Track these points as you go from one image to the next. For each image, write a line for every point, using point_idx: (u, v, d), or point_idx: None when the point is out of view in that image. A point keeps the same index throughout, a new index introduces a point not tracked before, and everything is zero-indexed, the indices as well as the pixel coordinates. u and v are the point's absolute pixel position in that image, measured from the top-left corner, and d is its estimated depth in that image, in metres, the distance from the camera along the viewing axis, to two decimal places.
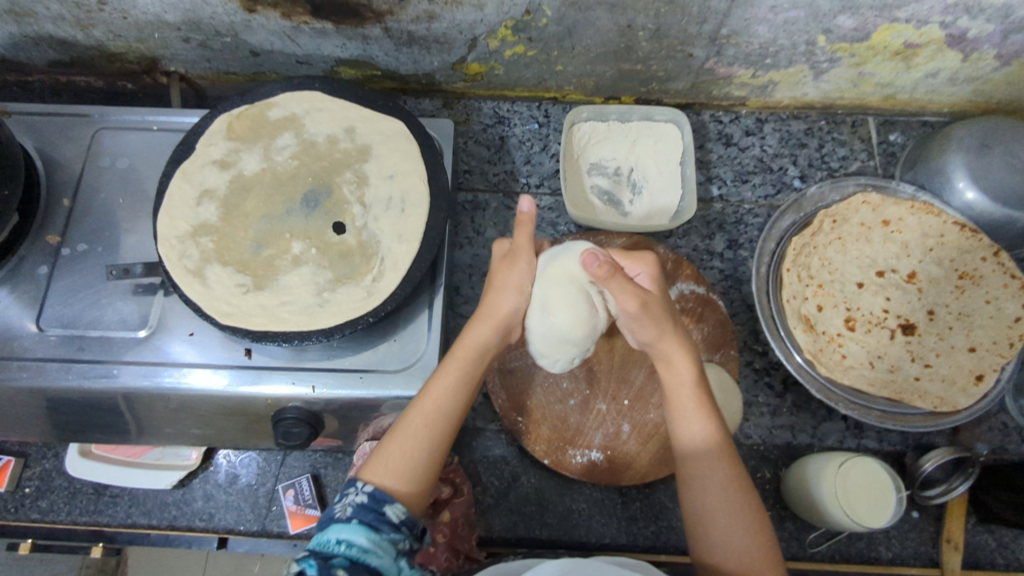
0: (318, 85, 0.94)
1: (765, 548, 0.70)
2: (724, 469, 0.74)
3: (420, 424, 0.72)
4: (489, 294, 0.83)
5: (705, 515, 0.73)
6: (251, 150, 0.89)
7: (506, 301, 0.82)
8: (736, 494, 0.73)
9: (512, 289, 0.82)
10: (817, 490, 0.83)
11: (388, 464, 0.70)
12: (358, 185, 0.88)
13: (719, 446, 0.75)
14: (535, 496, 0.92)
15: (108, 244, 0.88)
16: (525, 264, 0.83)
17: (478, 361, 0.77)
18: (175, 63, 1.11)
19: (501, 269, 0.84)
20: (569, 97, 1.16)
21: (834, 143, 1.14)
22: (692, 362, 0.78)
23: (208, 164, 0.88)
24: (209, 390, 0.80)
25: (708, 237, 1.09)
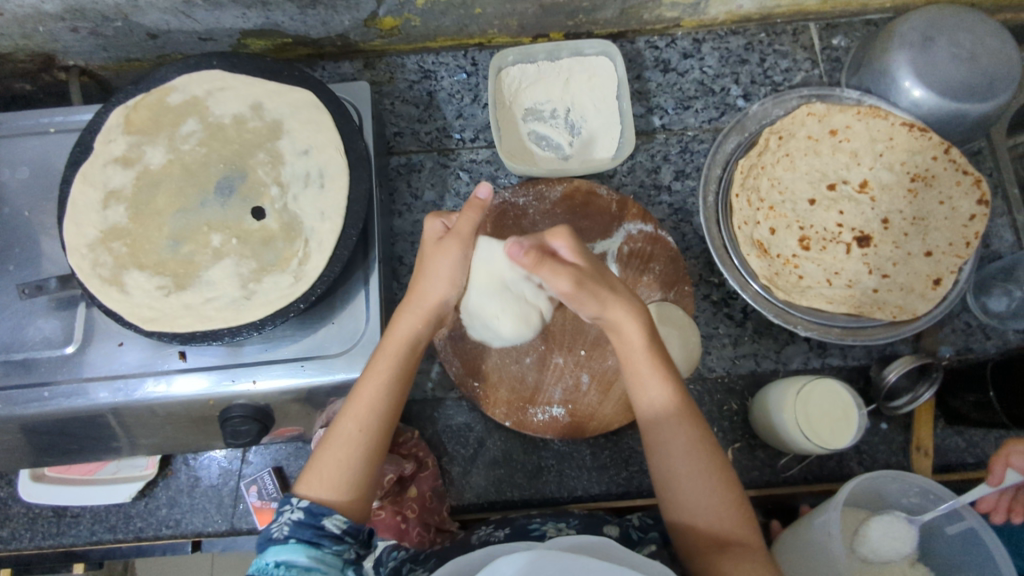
0: (216, 62, 0.87)
1: (734, 505, 0.69)
2: (686, 431, 0.72)
3: (359, 428, 0.71)
4: (418, 279, 0.80)
5: (670, 479, 0.71)
6: (153, 142, 0.83)
7: (436, 290, 0.79)
8: (702, 457, 0.71)
9: (445, 278, 0.79)
10: (779, 417, 0.82)
11: (335, 470, 0.70)
12: (272, 165, 0.83)
13: (678, 406, 0.73)
14: (501, 458, 0.91)
15: (19, 261, 0.84)
16: (458, 252, 0.79)
17: (411, 353, 0.76)
18: (71, 57, 1.04)
19: (432, 252, 0.80)
20: (494, 40, 1.09)
21: (776, 56, 1.09)
22: (643, 325, 0.74)
23: (109, 162, 0.82)
24: (199, 392, 0.78)
25: (654, 170, 1.04)
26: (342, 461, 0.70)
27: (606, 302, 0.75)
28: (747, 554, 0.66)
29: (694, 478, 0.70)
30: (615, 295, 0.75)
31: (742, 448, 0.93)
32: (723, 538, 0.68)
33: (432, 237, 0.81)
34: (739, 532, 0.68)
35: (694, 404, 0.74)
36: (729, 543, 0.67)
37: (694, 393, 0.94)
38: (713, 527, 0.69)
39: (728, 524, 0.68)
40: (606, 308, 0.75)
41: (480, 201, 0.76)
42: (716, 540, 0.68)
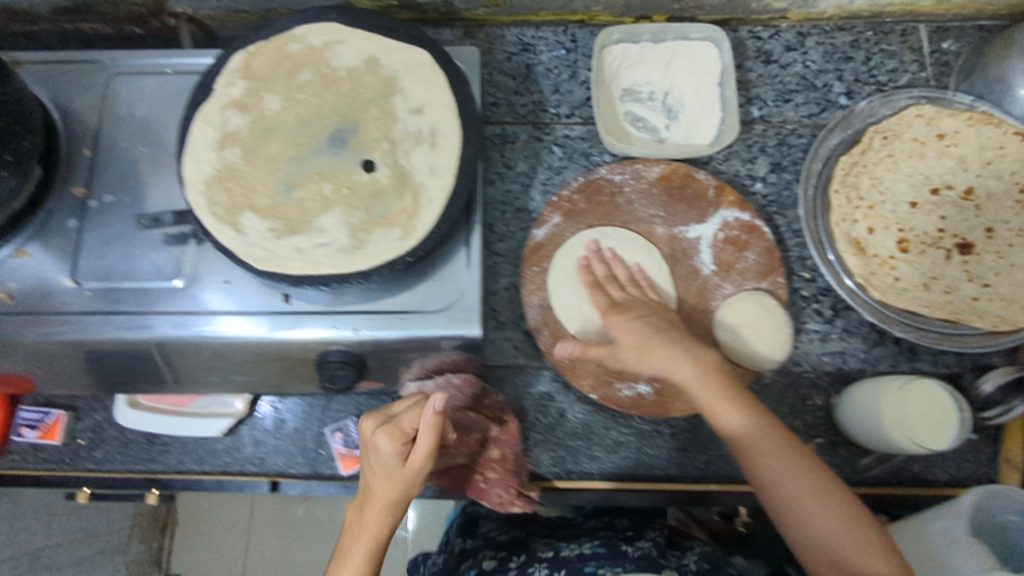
0: (334, 16, 0.88)
1: (854, 529, 0.71)
2: (785, 460, 0.73)
3: None
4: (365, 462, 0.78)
5: (784, 512, 0.73)
6: (270, 90, 0.85)
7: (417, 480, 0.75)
8: (791, 479, 0.73)
9: (386, 475, 0.75)
10: (884, 416, 0.80)
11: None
12: (384, 121, 0.84)
13: (769, 444, 0.74)
14: (581, 431, 0.92)
15: (135, 194, 0.86)
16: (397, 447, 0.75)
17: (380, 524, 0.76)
18: (182, 4, 1.06)
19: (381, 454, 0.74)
20: (596, 19, 1.08)
21: (882, 55, 1.07)
22: (708, 377, 0.77)
23: (229, 104, 0.84)
24: (244, 336, 0.80)
25: (749, 160, 1.03)
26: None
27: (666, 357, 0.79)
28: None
29: (809, 510, 0.72)
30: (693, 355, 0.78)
31: (825, 445, 0.92)
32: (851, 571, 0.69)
33: (391, 456, 0.74)
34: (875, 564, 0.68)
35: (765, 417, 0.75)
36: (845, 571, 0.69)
37: (779, 384, 0.93)
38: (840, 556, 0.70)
39: (858, 557, 0.69)
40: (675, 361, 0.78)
41: (434, 417, 0.73)
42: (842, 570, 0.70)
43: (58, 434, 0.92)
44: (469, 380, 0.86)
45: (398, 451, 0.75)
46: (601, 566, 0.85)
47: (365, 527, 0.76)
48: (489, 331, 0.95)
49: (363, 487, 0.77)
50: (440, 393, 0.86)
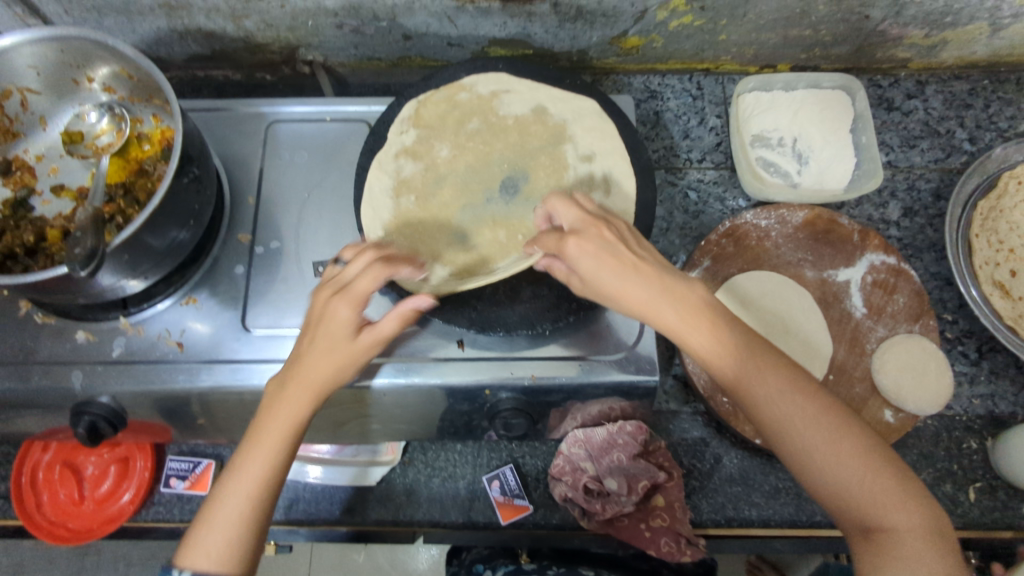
0: (500, 66, 0.90)
1: (870, 478, 0.63)
2: (792, 398, 0.65)
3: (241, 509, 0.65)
4: (302, 353, 0.69)
5: (793, 451, 0.65)
6: (442, 138, 0.86)
7: (316, 371, 0.67)
8: (789, 409, 0.65)
9: (328, 349, 0.68)
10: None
11: (217, 549, 0.63)
12: (554, 169, 0.85)
13: (767, 383, 0.66)
14: (739, 476, 0.90)
15: (300, 241, 0.85)
16: (343, 316, 0.68)
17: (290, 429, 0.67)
18: (318, 51, 1.08)
19: (336, 320, 0.68)
20: (722, 67, 1.12)
21: (1000, 103, 1.10)
22: (693, 316, 0.67)
23: (405, 153, 0.85)
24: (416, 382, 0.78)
25: (881, 205, 1.05)
26: (243, 509, 0.65)
27: (659, 296, 0.67)
28: (904, 530, 0.61)
29: (820, 449, 0.64)
30: (682, 296, 0.67)
31: (984, 489, 0.91)
32: (873, 521, 0.62)
33: (342, 327, 0.68)
34: (893, 511, 0.61)
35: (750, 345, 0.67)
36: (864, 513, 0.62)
37: (931, 427, 0.93)
38: (860, 504, 0.62)
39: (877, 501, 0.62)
40: (657, 301, 0.67)
41: (411, 313, 0.68)
42: (851, 511, 0.63)
43: (206, 485, 0.91)
44: (641, 426, 0.85)
45: (353, 323, 0.68)
46: None
47: (279, 427, 0.67)
48: None
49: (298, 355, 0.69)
50: (611, 440, 0.85)
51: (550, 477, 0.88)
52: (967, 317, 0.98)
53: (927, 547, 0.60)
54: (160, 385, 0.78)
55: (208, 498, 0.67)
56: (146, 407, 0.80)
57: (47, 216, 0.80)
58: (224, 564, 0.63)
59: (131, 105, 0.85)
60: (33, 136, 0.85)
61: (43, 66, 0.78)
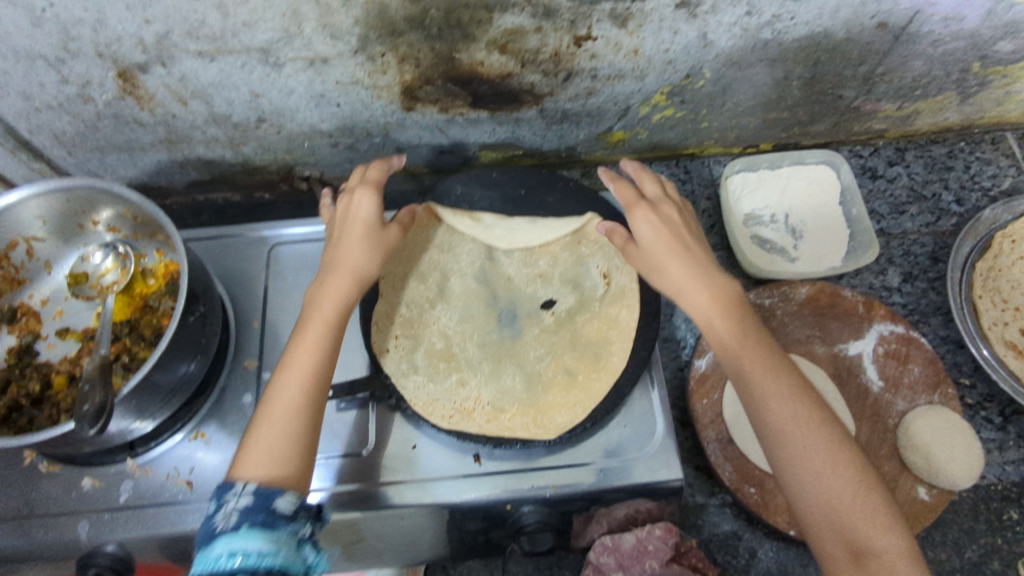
0: (494, 174, 0.92)
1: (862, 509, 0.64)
2: (799, 408, 0.68)
3: (296, 399, 0.68)
4: (335, 250, 0.77)
5: (787, 455, 0.67)
6: (432, 290, 0.85)
7: (348, 257, 0.76)
8: (794, 414, 0.68)
9: (356, 240, 0.77)
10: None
11: (274, 449, 0.65)
12: (540, 326, 0.83)
13: (776, 384, 0.69)
14: (777, 570, 0.86)
15: None
16: (366, 202, 0.79)
17: (336, 318, 0.73)
18: (314, 168, 1.11)
19: (359, 212, 0.79)
20: (707, 151, 1.15)
21: (980, 163, 1.13)
22: (725, 307, 0.74)
23: (391, 312, 0.83)
24: (437, 502, 0.77)
25: (881, 272, 1.05)
26: (290, 404, 0.67)
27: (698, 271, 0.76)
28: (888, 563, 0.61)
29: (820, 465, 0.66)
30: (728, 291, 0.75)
31: None
32: (857, 539, 0.62)
33: (364, 217, 0.79)
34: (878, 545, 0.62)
35: (769, 347, 0.72)
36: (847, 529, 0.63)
37: (969, 499, 0.90)
38: (840, 514, 0.64)
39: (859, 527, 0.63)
40: (693, 286, 0.75)
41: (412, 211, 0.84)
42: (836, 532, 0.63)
43: None
44: (671, 529, 0.79)
45: (370, 217, 0.79)
46: None
47: (324, 305, 0.74)
48: None
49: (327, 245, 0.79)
50: (641, 547, 0.78)
51: None
52: (984, 380, 0.96)
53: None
54: (173, 529, 0.75)
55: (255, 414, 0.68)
56: (156, 551, 0.77)
57: (53, 360, 0.80)
58: (278, 470, 0.64)
59: (135, 242, 0.86)
60: (39, 281, 0.85)
61: (49, 215, 0.80)
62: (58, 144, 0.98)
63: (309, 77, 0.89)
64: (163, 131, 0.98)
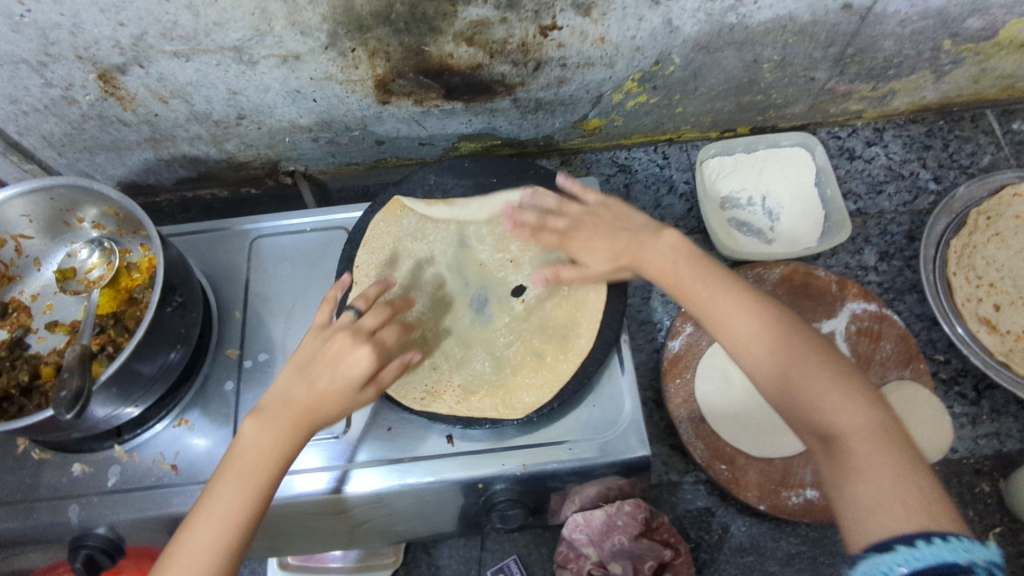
0: (466, 163, 0.94)
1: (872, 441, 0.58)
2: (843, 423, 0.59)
3: (204, 543, 0.60)
4: (303, 381, 0.68)
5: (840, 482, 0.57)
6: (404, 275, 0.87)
7: (320, 401, 0.66)
8: (847, 435, 0.58)
9: (332, 390, 0.67)
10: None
11: None
12: (511, 314, 0.85)
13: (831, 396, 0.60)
14: (749, 544, 0.88)
15: (288, 349, 0.87)
16: (356, 352, 0.69)
17: (274, 474, 0.64)
18: (297, 163, 1.13)
19: (345, 361, 0.69)
20: (684, 136, 1.16)
21: (958, 141, 1.13)
22: (765, 328, 0.66)
23: None
24: (413, 482, 0.78)
25: (857, 252, 1.06)
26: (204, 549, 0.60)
27: (637, 254, 0.77)
28: (869, 473, 0.56)
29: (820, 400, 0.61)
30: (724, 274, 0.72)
31: (1003, 533, 0.88)
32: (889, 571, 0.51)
33: (349, 372, 0.68)
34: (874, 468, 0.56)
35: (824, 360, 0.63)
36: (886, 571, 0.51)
37: (940, 474, 0.91)
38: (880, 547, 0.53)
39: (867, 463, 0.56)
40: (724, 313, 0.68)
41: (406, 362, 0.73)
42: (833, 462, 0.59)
43: None
44: (639, 505, 0.84)
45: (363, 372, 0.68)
46: None
47: (265, 445, 0.64)
48: None
49: (300, 366, 0.70)
50: (611, 522, 0.83)
51: (557, 564, 0.88)
52: (959, 356, 0.97)
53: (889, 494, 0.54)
54: (159, 510, 0.78)
55: (191, 509, 0.63)
56: (145, 532, 0.81)
57: (42, 352, 0.84)
58: None
59: (120, 238, 0.90)
60: (29, 276, 0.89)
61: (35, 214, 0.84)
62: (48, 145, 1.01)
63: (283, 74, 0.91)
64: (147, 130, 1.00)
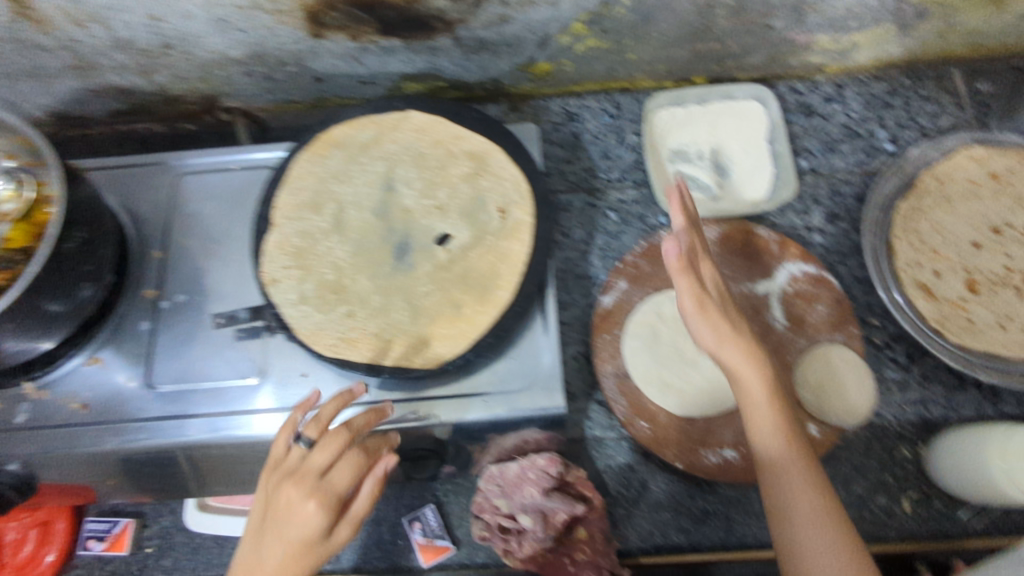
0: (398, 103, 0.90)
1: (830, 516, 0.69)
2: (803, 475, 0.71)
3: None
4: (262, 545, 0.62)
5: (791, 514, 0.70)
6: (326, 220, 0.84)
7: (278, 562, 0.60)
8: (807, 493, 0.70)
9: (293, 554, 0.61)
10: (988, 455, 0.79)
11: None
12: (433, 262, 0.83)
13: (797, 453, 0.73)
14: (666, 502, 0.89)
15: (207, 291, 0.86)
16: (308, 505, 0.62)
17: None
18: (236, 99, 1.09)
19: (297, 515, 0.62)
20: (639, 85, 1.11)
21: (921, 100, 1.09)
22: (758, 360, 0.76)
23: (284, 242, 0.83)
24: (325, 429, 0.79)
25: (804, 212, 1.03)
26: None
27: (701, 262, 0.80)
28: (816, 499, 0.70)
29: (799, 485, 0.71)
30: (729, 321, 0.77)
31: (918, 498, 0.89)
32: None
33: (302, 533, 0.61)
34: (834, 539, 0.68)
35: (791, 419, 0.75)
36: None
37: (863, 438, 0.91)
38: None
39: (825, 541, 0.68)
40: (719, 340, 0.76)
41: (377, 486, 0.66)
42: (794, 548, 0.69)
43: (126, 544, 0.90)
44: (553, 459, 0.84)
45: (320, 525, 0.62)
46: None
47: None
48: None
49: (256, 530, 0.64)
50: (523, 475, 0.84)
51: (472, 514, 0.87)
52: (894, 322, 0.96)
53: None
54: (71, 450, 0.78)
55: None
56: (57, 469, 0.81)
57: None
58: None
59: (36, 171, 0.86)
60: None
61: None
62: None
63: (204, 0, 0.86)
64: (70, 58, 0.96)
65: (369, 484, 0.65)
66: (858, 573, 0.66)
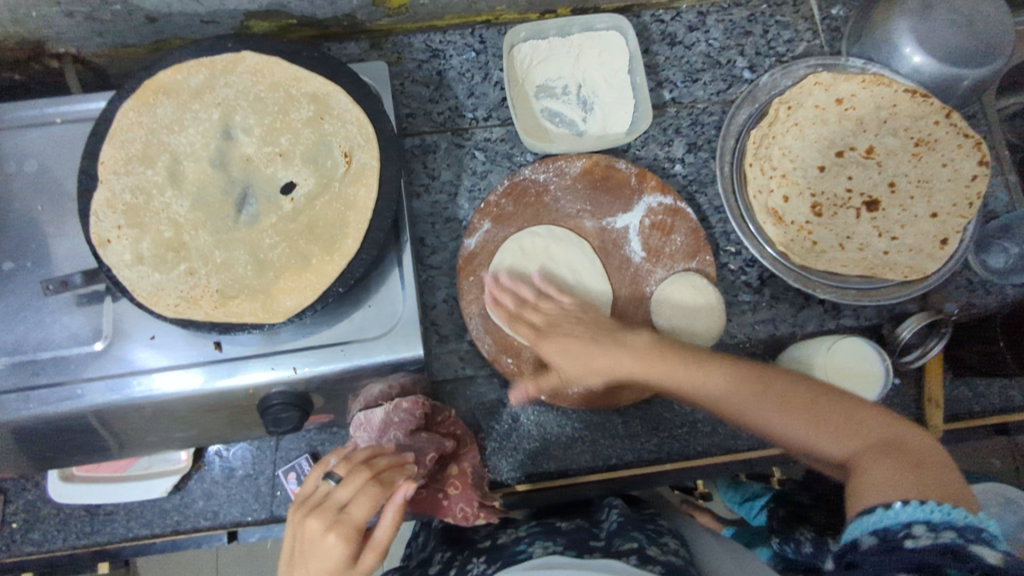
0: (230, 44, 0.84)
1: (798, 397, 0.71)
2: (749, 385, 0.74)
3: None
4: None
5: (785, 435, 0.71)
6: (159, 175, 0.80)
7: None
8: (763, 394, 0.73)
9: None
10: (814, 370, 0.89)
11: None
12: (279, 214, 0.80)
13: (727, 376, 0.75)
14: (536, 433, 0.94)
15: (38, 257, 0.81)
16: (328, 539, 0.64)
17: None
18: (63, 44, 0.99)
19: (320, 546, 0.64)
20: (502, 17, 1.08)
21: (779, 27, 1.10)
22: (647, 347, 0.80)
23: (113, 200, 0.77)
24: (183, 390, 0.77)
25: (666, 143, 1.05)
26: None
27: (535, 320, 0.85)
28: (781, 398, 0.72)
29: (766, 410, 0.72)
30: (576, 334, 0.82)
31: None
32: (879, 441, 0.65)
33: (329, 561, 0.63)
34: (821, 426, 0.69)
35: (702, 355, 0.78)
36: (886, 444, 0.64)
37: None
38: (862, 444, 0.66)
39: (819, 437, 0.69)
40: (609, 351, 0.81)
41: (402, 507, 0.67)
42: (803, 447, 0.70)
43: None
44: (418, 402, 0.86)
45: (346, 553, 0.64)
46: (532, 544, 0.81)
47: None
48: (433, 346, 0.96)
49: (288, 561, 0.66)
50: (388, 420, 0.85)
51: None
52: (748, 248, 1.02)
53: (902, 466, 0.60)
54: None
55: None
56: None
57: None
58: None
59: None
60: None
61: None
62: None
63: None
64: None
65: (391, 510, 0.66)
66: (857, 419, 0.68)
